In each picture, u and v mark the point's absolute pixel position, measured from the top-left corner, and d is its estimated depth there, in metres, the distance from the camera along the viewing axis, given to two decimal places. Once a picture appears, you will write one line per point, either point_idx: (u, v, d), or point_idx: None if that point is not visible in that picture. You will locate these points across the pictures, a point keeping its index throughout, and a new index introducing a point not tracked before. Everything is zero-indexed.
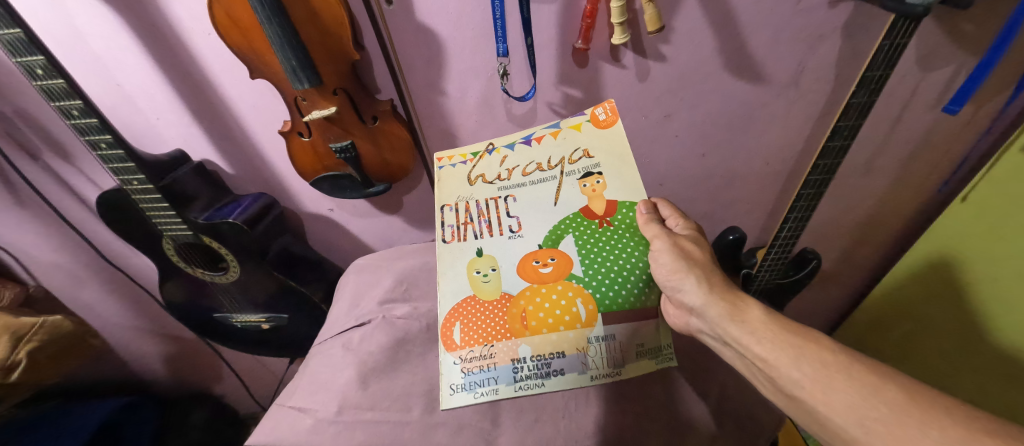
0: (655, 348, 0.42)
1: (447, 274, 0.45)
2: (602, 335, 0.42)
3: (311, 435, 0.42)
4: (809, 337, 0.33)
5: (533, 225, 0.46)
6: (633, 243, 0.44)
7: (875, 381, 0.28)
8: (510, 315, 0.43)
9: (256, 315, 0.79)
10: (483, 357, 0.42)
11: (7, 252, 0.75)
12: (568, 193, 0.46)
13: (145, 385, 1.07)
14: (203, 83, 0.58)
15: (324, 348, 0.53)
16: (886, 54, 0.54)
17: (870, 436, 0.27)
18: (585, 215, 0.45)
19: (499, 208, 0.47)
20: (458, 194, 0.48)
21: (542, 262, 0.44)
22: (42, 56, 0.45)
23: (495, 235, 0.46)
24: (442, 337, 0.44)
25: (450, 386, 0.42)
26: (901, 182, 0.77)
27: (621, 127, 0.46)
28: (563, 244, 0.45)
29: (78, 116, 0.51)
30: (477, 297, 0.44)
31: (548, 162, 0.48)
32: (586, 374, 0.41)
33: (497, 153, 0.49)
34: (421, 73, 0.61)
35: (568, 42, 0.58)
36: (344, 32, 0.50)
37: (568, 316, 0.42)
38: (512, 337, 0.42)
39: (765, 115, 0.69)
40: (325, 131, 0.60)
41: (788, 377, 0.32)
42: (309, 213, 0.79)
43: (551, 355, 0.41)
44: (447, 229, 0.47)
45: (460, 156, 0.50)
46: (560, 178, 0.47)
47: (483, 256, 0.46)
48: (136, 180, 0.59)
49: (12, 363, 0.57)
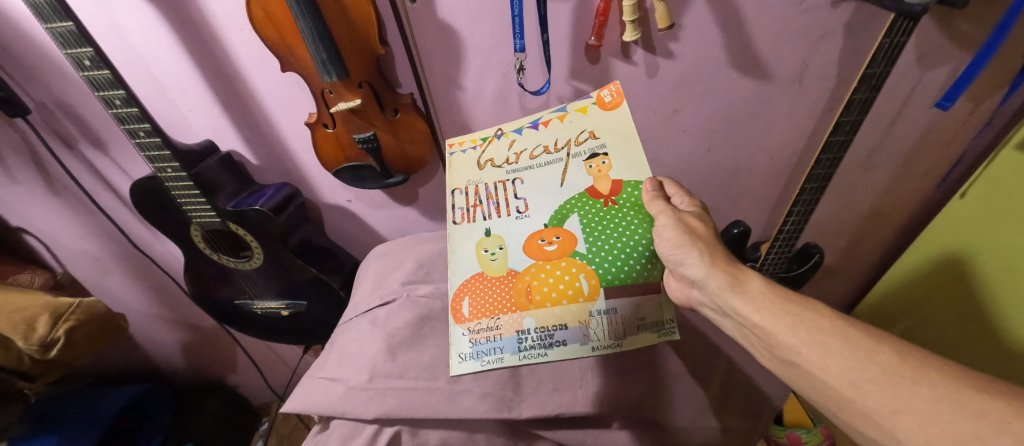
0: (658, 322, 0.43)
1: (457, 253, 0.49)
2: (603, 309, 0.44)
3: (344, 401, 0.47)
4: (807, 306, 0.34)
5: (539, 205, 0.48)
6: (638, 219, 0.46)
7: (870, 345, 0.30)
8: (516, 290, 0.45)
9: (276, 302, 0.82)
10: (490, 329, 0.45)
11: (38, 239, 0.78)
12: (574, 174, 0.48)
13: (163, 373, 1.10)
14: (233, 75, 0.61)
15: (352, 325, 0.57)
16: (887, 51, 0.56)
17: (863, 396, 0.29)
18: (591, 195, 0.47)
19: (508, 190, 0.50)
20: (468, 179, 0.51)
21: (547, 241, 0.47)
22: (91, 48, 0.48)
23: (503, 215, 0.49)
24: (452, 311, 0.47)
25: (459, 354, 0.44)
26: (902, 178, 0.80)
27: (626, 109, 0.49)
28: (568, 223, 0.47)
29: (119, 105, 0.54)
30: (485, 273, 0.47)
31: (555, 144, 0.50)
32: (588, 345, 0.43)
33: (506, 138, 0.52)
34: (440, 68, 0.64)
35: (581, 39, 0.61)
36: (370, 26, 0.53)
37: (571, 290, 0.44)
38: (518, 310, 0.45)
39: (770, 112, 0.72)
40: (348, 123, 0.63)
41: (785, 344, 0.33)
42: (328, 203, 0.82)
43: (554, 327, 0.44)
44: (457, 211, 0.50)
45: (470, 143, 0.53)
46: (567, 159, 0.49)
47: (491, 236, 0.48)
48: (170, 168, 0.62)
49: (50, 340, 0.60)
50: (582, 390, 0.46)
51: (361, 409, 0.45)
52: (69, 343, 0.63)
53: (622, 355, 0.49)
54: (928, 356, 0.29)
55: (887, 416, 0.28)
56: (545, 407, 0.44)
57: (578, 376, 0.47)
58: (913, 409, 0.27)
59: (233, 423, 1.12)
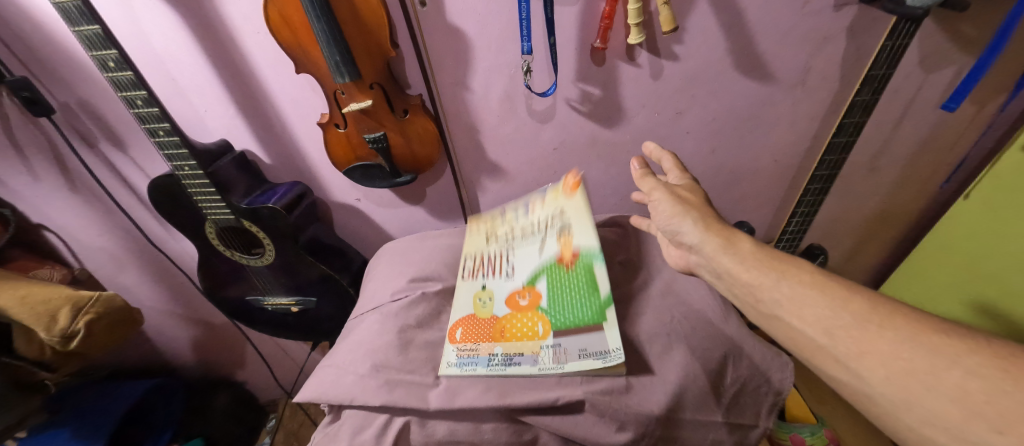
0: (603, 351, 0.47)
1: (458, 298, 0.58)
2: (551, 343, 0.50)
3: (356, 388, 0.48)
4: (793, 263, 0.35)
5: (522, 269, 0.60)
6: (590, 284, 0.55)
7: (844, 294, 0.31)
8: (495, 329, 0.53)
9: (286, 298, 0.84)
10: (472, 348, 0.51)
11: (57, 235, 0.80)
12: (549, 246, 0.61)
13: (173, 369, 1.12)
14: (248, 76, 0.63)
15: (363, 318, 0.59)
16: (889, 53, 0.58)
17: (836, 342, 0.30)
18: (558, 262, 0.58)
19: (501, 257, 0.63)
20: (475, 249, 0.66)
21: (522, 296, 0.56)
22: (115, 50, 0.50)
23: (494, 275, 0.60)
24: (445, 337, 0.54)
25: (446, 362, 0.50)
26: (907, 180, 0.80)
27: (586, 193, 0.63)
28: (539, 283, 0.57)
29: (141, 105, 0.56)
30: (473, 315, 0.55)
31: (539, 219, 0.65)
32: (536, 366, 0.48)
33: (506, 214, 0.69)
34: (448, 69, 0.65)
35: (588, 42, 0.62)
36: (382, 30, 0.54)
37: (530, 332, 0.52)
38: (491, 340, 0.52)
39: (773, 113, 0.72)
40: (359, 123, 0.64)
41: (769, 298, 0.34)
42: (337, 202, 0.83)
43: (513, 355, 0.50)
44: (465, 268, 0.63)
45: (479, 223, 0.70)
46: (546, 233, 0.62)
47: (485, 290, 0.59)
48: (187, 166, 0.63)
49: (71, 332, 0.62)
50: (585, 383, 0.46)
51: (371, 397, 0.47)
52: (89, 335, 0.65)
53: (625, 350, 0.50)
54: (899, 305, 0.29)
55: (853, 358, 0.28)
56: (546, 395, 0.45)
57: (580, 371, 0.48)
58: (876, 350, 0.28)
59: (241, 419, 1.14)
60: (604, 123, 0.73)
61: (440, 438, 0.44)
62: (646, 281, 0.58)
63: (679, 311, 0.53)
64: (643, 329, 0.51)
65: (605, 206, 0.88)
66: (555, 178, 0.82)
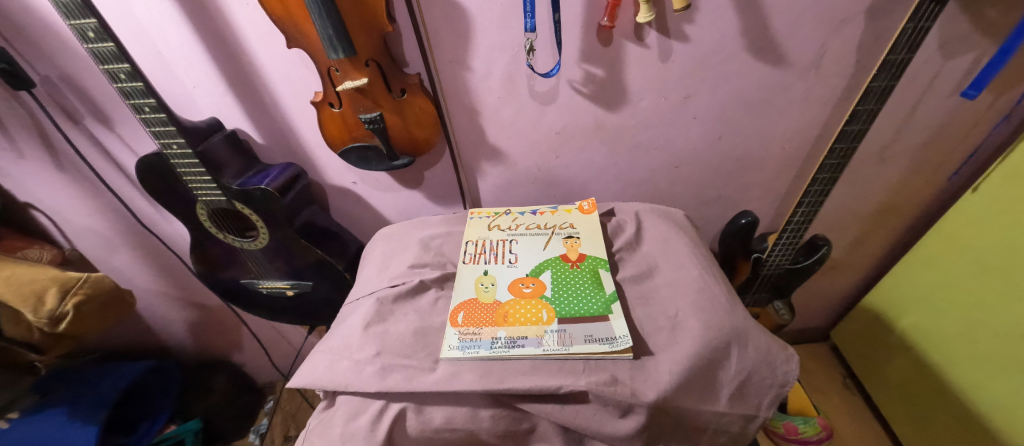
0: (609, 337, 0.47)
1: (461, 283, 0.57)
2: (556, 329, 0.49)
3: (350, 373, 0.47)
4: None
5: (525, 260, 0.60)
6: (592, 280, 0.56)
7: None
8: (498, 314, 0.52)
9: (281, 281, 0.82)
10: (474, 332, 0.50)
11: (45, 215, 0.78)
12: (554, 245, 0.62)
13: (170, 351, 1.12)
14: (239, 51, 0.60)
15: (358, 304, 0.58)
16: (910, 37, 0.55)
17: None
18: (563, 259, 0.60)
19: (505, 246, 0.63)
20: (478, 235, 0.65)
21: (526, 284, 0.56)
22: (95, 19, 0.47)
23: (498, 262, 0.60)
24: (448, 319, 0.53)
25: (448, 345, 0.49)
26: (916, 170, 0.78)
27: (598, 215, 0.67)
28: (542, 275, 0.58)
29: (124, 80, 0.53)
30: (478, 300, 0.55)
31: (545, 224, 0.67)
32: (540, 348, 0.47)
33: (512, 215, 0.70)
34: (448, 46, 0.62)
35: (594, 21, 0.59)
36: (378, 4, 0.51)
37: (535, 317, 0.51)
38: (494, 325, 0.51)
39: (785, 99, 0.70)
40: (355, 103, 0.61)
41: None
42: (333, 185, 0.81)
43: (517, 338, 0.49)
44: (466, 255, 0.62)
45: (485, 213, 0.70)
46: (551, 235, 0.64)
47: (488, 275, 0.58)
48: (176, 144, 0.61)
49: (59, 315, 0.61)
50: (586, 369, 0.45)
51: (365, 383, 0.45)
52: (78, 318, 0.64)
53: None
54: None
55: None
56: (546, 381, 0.44)
57: (580, 358, 0.46)
58: None
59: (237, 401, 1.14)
60: (608, 106, 0.71)
61: (437, 426, 0.43)
62: (648, 270, 0.57)
63: (683, 301, 0.52)
64: (645, 319, 0.51)
65: (607, 193, 0.86)
66: (557, 163, 0.80)
